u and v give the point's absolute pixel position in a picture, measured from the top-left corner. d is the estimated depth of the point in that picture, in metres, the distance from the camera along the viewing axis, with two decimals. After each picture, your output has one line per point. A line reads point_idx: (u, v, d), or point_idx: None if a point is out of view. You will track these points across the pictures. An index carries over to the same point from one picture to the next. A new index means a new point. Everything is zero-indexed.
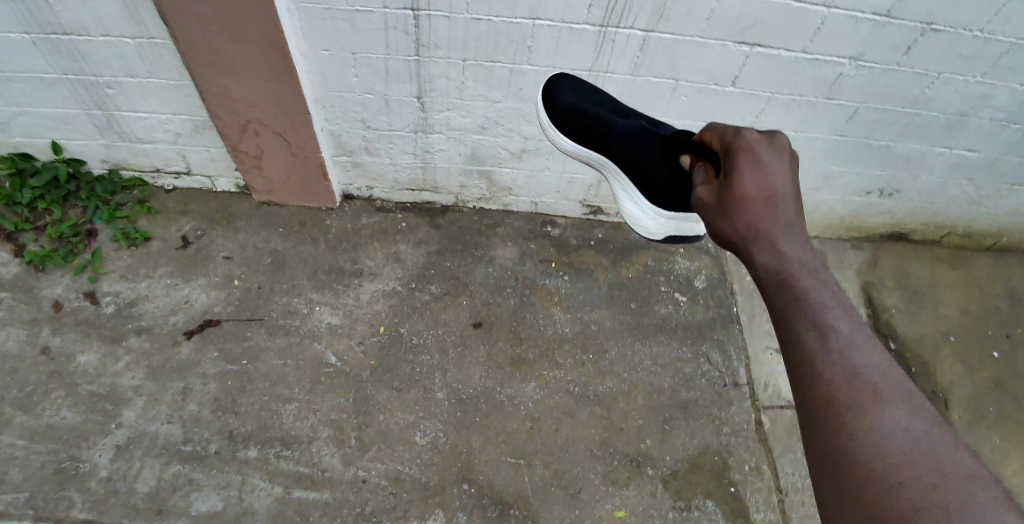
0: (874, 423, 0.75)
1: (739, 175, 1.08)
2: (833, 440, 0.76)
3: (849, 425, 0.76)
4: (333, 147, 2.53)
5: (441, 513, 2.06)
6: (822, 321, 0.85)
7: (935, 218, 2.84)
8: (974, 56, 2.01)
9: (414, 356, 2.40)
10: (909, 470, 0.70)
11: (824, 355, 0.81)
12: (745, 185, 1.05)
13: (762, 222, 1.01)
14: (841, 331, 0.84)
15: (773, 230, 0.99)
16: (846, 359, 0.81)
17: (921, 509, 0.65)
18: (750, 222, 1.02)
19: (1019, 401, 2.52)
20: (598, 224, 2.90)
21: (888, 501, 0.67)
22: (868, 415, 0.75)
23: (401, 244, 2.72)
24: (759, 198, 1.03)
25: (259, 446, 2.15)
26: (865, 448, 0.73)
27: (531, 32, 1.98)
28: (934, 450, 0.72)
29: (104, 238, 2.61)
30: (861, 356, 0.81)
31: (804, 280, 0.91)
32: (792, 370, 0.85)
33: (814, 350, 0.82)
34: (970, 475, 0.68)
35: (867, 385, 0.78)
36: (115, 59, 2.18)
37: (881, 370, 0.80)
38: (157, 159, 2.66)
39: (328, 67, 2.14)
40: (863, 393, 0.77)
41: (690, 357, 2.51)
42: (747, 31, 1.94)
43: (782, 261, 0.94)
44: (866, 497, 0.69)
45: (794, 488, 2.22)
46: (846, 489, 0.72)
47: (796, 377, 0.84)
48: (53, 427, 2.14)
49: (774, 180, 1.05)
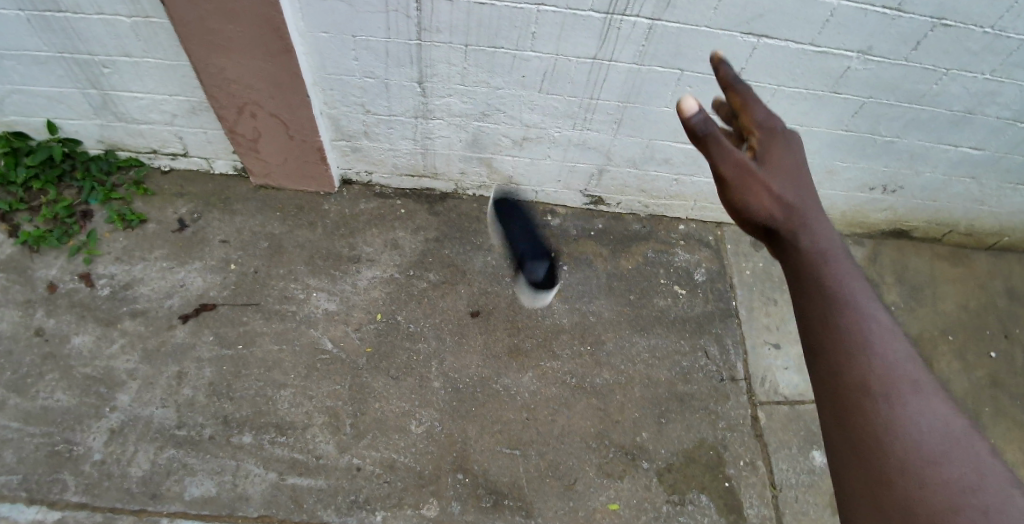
0: (910, 414, 0.66)
1: (777, 155, 0.94)
2: (860, 429, 0.67)
3: (882, 414, 0.66)
4: (331, 131, 2.50)
5: (435, 502, 2.05)
6: (862, 306, 0.74)
7: (938, 215, 2.82)
8: (983, 52, 1.99)
9: (411, 343, 2.39)
10: (947, 467, 0.61)
11: (860, 339, 0.71)
12: (783, 169, 0.93)
13: (803, 207, 0.87)
14: (878, 317, 0.74)
15: (807, 211, 0.87)
16: (885, 347, 0.71)
17: (959, 509, 0.58)
18: (781, 194, 0.88)
19: (1015, 400, 2.51)
20: (598, 214, 2.88)
21: (923, 500, 0.60)
22: (904, 406, 0.66)
23: (399, 230, 2.70)
24: (788, 175, 0.92)
25: (254, 431, 2.14)
26: (899, 442, 0.64)
27: (535, 17, 1.94)
28: (974, 449, 0.64)
29: (99, 219, 2.59)
30: (897, 345, 0.72)
31: (845, 267, 0.79)
32: (817, 352, 0.73)
33: (849, 331, 0.72)
34: (1008, 480, 0.61)
35: (907, 377, 0.69)
36: (110, 38, 2.15)
37: (914, 362, 0.72)
38: (153, 140, 2.63)
39: (327, 49, 2.11)
40: (901, 383, 0.68)
41: (688, 350, 2.50)
42: (755, 21, 1.91)
43: (821, 245, 0.82)
44: (897, 492, 0.61)
45: (788, 483, 2.22)
46: (874, 485, 0.63)
47: (821, 360, 0.73)
48: (47, 409, 2.13)
49: (800, 166, 0.95)
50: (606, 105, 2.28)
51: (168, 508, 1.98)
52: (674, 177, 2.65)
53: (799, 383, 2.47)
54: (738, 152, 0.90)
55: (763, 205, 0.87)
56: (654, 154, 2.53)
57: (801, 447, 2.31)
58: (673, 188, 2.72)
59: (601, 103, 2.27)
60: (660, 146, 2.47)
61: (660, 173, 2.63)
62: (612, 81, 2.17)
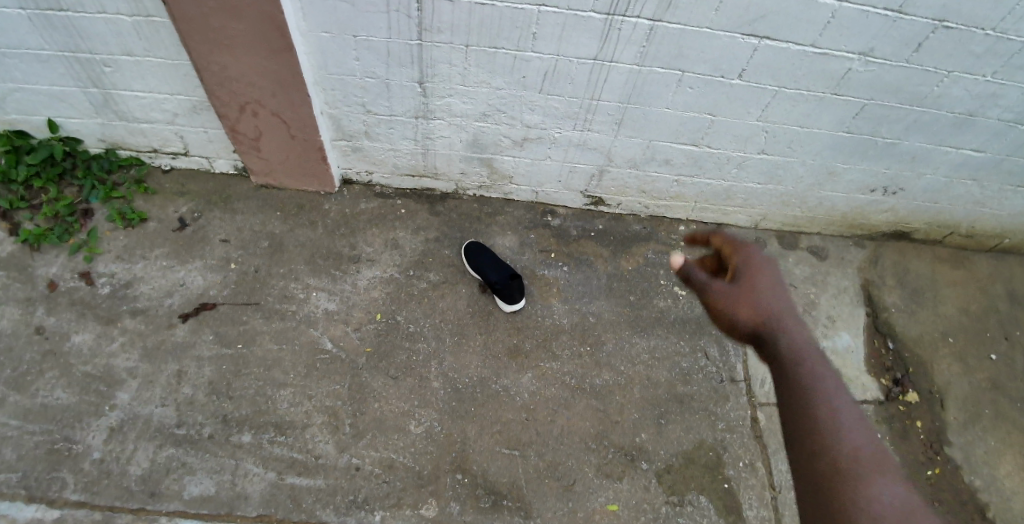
0: (874, 491, 0.94)
1: (758, 281, 1.20)
2: (838, 500, 0.95)
3: (854, 489, 0.95)
4: (332, 131, 2.50)
5: (434, 502, 2.05)
6: (835, 407, 1.05)
7: (939, 218, 2.82)
8: (985, 55, 1.98)
9: (410, 343, 2.39)
10: None
11: (835, 431, 1.02)
12: (763, 294, 1.18)
13: (783, 327, 1.15)
14: (848, 414, 1.04)
15: (784, 314, 1.17)
16: (853, 436, 1.01)
17: None
18: (760, 312, 1.17)
19: (1015, 404, 2.51)
20: (598, 215, 2.88)
21: None
22: (870, 484, 0.95)
23: (399, 230, 2.70)
24: (769, 285, 1.20)
25: (254, 430, 2.14)
26: (865, 511, 0.92)
27: (536, 17, 1.94)
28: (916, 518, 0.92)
29: (100, 217, 2.60)
30: (862, 435, 1.01)
31: (821, 376, 1.09)
32: (803, 441, 1.04)
33: (826, 430, 1.02)
34: None
35: (869, 460, 0.98)
36: (112, 36, 2.15)
37: (878, 450, 1.00)
38: (154, 139, 2.63)
39: (328, 49, 2.11)
40: (866, 466, 0.97)
41: (688, 351, 2.50)
42: (756, 22, 1.91)
43: (798, 356, 1.11)
44: None
45: (788, 485, 2.21)
46: None
47: (806, 444, 1.03)
48: (47, 407, 2.13)
49: (778, 286, 1.20)
50: (607, 106, 2.28)
51: (167, 506, 1.98)
52: (674, 178, 2.65)
53: None
54: (720, 292, 1.20)
55: (745, 317, 1.17)
56: (655, 155, 2.52)
57: None
58: (674, 189, 2.72)
59: (602, 104, 2.27)
60: (661, 146, 2.47)
61: (661, 174, 2.63)
62: (613, 82, 2.17)
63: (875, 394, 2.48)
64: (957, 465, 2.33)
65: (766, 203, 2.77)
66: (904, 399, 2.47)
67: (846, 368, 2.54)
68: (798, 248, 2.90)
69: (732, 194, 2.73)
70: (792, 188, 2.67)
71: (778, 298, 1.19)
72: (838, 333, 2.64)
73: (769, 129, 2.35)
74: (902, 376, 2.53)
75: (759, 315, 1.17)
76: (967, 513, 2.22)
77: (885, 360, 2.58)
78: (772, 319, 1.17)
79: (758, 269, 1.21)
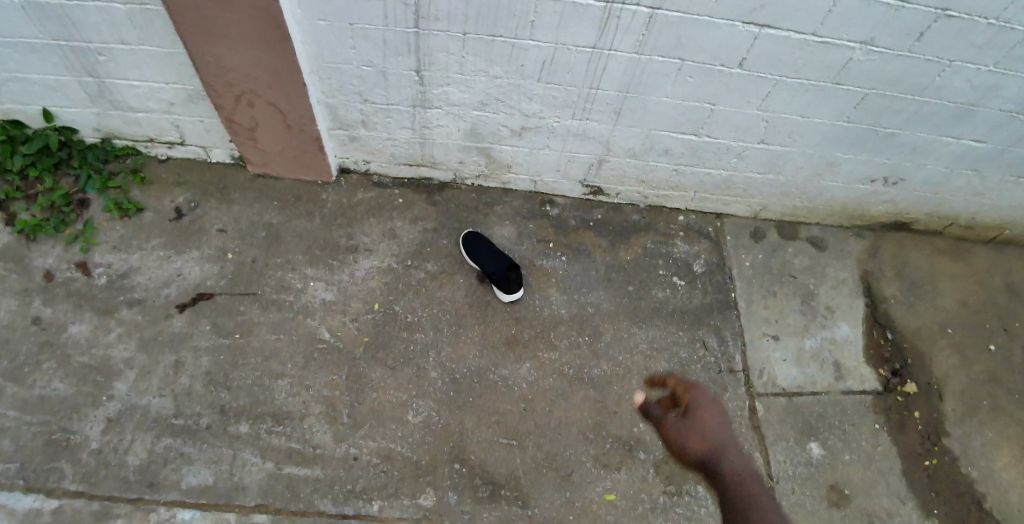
0: None
1: (701, 416, 1.28)
2: None
3: None
4: (329, 120, 2.49)
5: (431, 492, 2.05)
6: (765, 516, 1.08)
7: (939, 209, 2.81)
8: (987, 45, 1.96)
9: (408, 334, 2.38)
10: None
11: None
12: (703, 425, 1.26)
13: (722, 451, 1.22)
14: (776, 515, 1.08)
15: (727, 446, 1.23)
16: None
17: None
18: (704, 438, 1.24)
19: (1013, 396, 2.51)
20: (597, 205, 2.87)
21: None
22: None
23: (397, 220, 2.69)
24: (715, 422, 1.27)
25: (252, 421, 2.14)
26: None
27: (533, 6, 1.91)
28: None
29: (97, 208, 2.58)
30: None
31: (751, 489, 1.15)
32: None
33: None
34: None
35: None
36: (106, 25, 2.13)
37: None
38: (151, 128, 2.61)
39: (324, 38, 2.09)
40: None
41: (686, 342, 2.49)
42: (757, 12, 1.89)
43: (737, 473, 1.18)
44: None
45: (785, 476, 2.21)
46: None
47: None
48: (45, 398, 2.12)
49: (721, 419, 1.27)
50: (606, 95, 2.26)
51: (165, 497, 1.98)
52: (674, 168, 2.64)
53: (797, 376, 2.47)
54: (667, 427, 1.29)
55: (694, 456, 1.23)
56: (654, 145, 2.51)
57: (798, 440, 2.30)
58: (673, 179, 2.71)
59: (601, 93, 2.26)
60: (660, 136, 2.46)
61: (660, 164, 2.62)
62: (611, 71, 2.15)
63: (873, 385, 2.48)
64: (955, 456, 2.33)
65: (765, 193, 2.76)
66: (903, 390, 2.47)
67: (845, 360, 2.54)
68: (798, 239, 2.89)
69: (731, 184, 2.71)
70: (792, 178, 2.66)
71: (723, 432, 1.25)
72: (837, 324, 2.64)
73: (768, 119, 2.34)
74: (901, 368, 2.53)
75: (706, 452, 1.23)
76: (963, 504, 2.22)
77: (884, 352, 2.58)
78: (718, 451, 1.22)
79: (706, 408, 1.30)
